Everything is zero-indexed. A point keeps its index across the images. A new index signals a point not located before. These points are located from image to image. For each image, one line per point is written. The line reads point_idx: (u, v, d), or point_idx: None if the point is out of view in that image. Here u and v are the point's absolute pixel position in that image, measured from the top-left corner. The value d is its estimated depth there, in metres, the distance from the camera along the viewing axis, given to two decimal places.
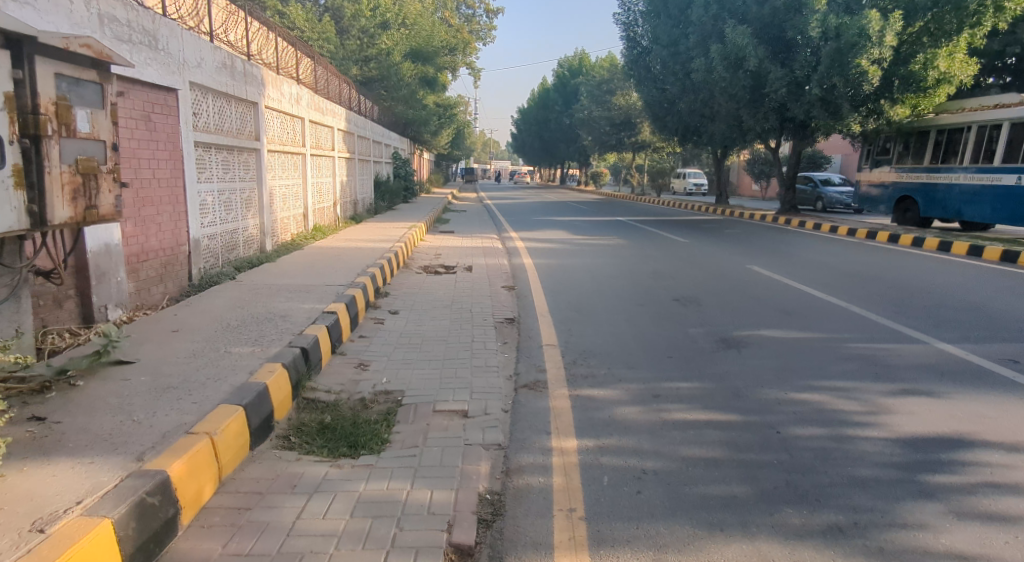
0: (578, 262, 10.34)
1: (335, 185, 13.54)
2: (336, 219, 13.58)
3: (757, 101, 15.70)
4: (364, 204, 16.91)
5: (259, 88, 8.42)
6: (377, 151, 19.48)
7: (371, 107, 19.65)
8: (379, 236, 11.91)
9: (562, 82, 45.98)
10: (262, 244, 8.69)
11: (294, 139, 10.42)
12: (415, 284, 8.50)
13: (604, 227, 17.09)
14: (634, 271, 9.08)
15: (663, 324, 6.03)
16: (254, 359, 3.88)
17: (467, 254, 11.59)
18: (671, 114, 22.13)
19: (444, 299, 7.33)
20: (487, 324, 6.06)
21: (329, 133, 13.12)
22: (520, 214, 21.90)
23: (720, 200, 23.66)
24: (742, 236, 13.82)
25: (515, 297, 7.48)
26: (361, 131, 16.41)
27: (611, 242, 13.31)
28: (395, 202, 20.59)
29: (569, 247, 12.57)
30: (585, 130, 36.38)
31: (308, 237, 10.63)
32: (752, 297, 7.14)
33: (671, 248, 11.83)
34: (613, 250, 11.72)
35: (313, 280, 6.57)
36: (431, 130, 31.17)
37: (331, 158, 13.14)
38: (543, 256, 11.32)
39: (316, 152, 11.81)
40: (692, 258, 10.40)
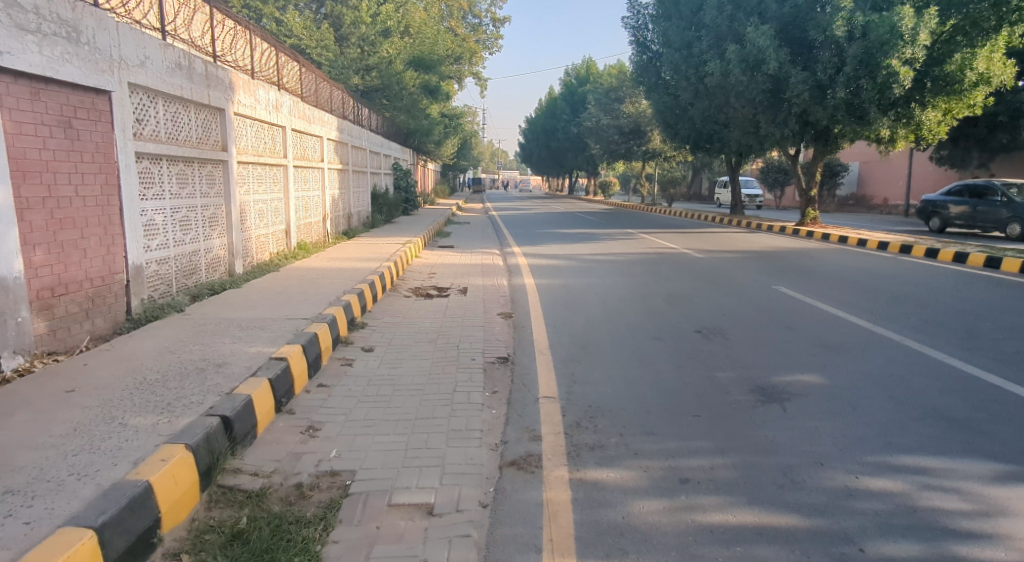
0: (585, 283, 9.39)
1: (324, 198, 12.64)
2: (325, 235, 12.66)
3: (776, 106, 14.73)
4: (358, 218, 16.02)
5: (227, 93, 7.55)
6: (375, 162, 18.62)
7: (369, 116, 18.82)
8: (369, 254, 10.99)
9: (570, 91, 45.10)
10: (230, 266, 7.79)
11: (274, 149, 9.56)
12: (400, 308, 7.58)
13: (612, 240, 16.14)
14: (647, 294, 8.12)
15: (684, 365, 5.08)
16: (151, 438, 2.93)
17: (464, 273, 10.65)
18: (684, 121, 21.17)
19: (429, 330, 6.39)
20: (474, 367, 5.11)
21: (318, 143, 12.23)
22: (525, 227, 20.95)
23: (735, 210, 22.60)
24: (762, 251, 12.84)
25: (510, 327, 6.55)
26: (355, 141, 15.55)
27: (620, 259, 12.33)
28: (394, 215, 19.69)
29: (575, 264, 11.62)
30: (593, 139, 35.42)
31: (288, 256, 9.73)
32: (786, 328, 6.16)
33: (686, 266, 10.86)
34: (623, 269, 10.75)
35: (274, 312, 5.67)
36: (434, 140, 30.34)
37: (319, 169, 12.24)
38: (546, 275, 10.36)
39: (300, 163, 10.93)
40: (710, 277, 9.42)
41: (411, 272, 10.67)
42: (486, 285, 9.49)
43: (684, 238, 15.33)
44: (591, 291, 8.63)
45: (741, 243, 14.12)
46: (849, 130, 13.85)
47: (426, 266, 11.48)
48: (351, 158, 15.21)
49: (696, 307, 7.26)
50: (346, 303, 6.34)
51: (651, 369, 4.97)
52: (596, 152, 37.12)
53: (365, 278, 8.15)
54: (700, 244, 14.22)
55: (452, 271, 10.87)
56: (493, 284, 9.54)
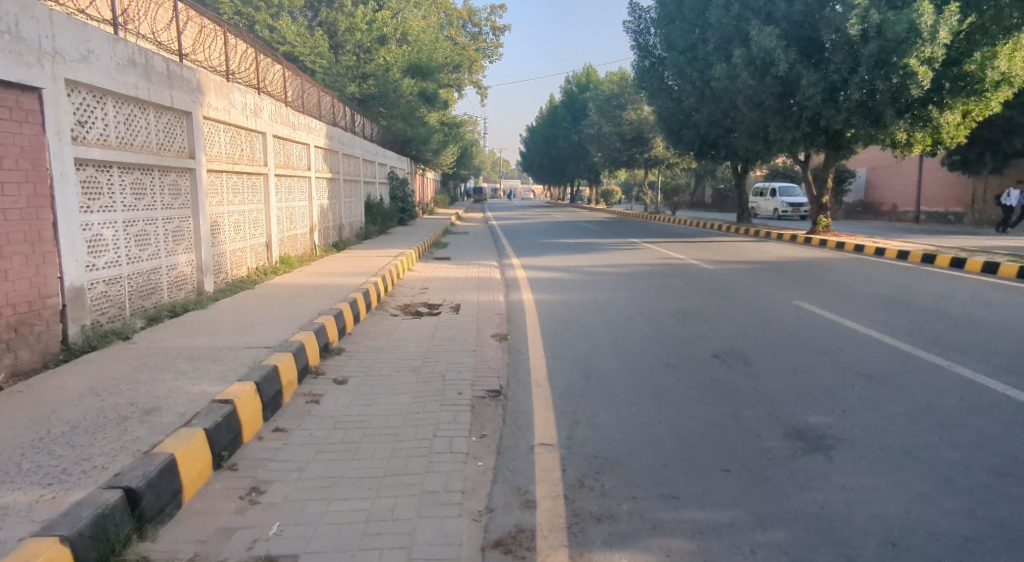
0: (587, 298, 8.70)
1: (311, 208, 11.95)
2: (311, 247, 11.96)
3: (787, 110, 14.05)
4: (350, 229, 15.38)
5: (195, 94, 6.88)
6: (368, 171, 17.96)
7: (363, 123, 18.18)
8: (357, 267, 10.31)
9: (571, 99, 44.54)
10: (199, 284, 7.12)
11: (253, 157, 8.92)
12: (385, 329, 6.91)
13: (616, 250, 15.45)
14: (656, 311, 7.43)
15: (704, 400, 4.39)
16: (21, 528, 2.24)
17: (458, 288, 9.96)
18: (689, 127, 20.49)
19: (413, 356, 5.71)
20: (461, 405, 4.42)
21: (303, 151, 11.55)
22: (525, 237, 20.31)
23: (742, 218, 21.89)
24: (774, 262, 12.16)
25: (504, 352, 5.86)
26: (347, 149, 14.93)
27: (625, 271, 11.63)
28: (389, 226, 19.04)
29: (576, 277, 10.92)
30: (595, 147, 34.80)
31: (268, 272, 9.05)
32: (815, 353, 5.48)
33: (697, 278, 10.17)
34: (630, 282, 10.07)
35: (234, 339, 4.99)
36: (432, 149, 29.74)
37: (305, 179, 11.56)
38: (546, 289, 9.68)
39: (284, 171, 10.30)
40: (723, 292, 8.74)
41: (402, 286, 9.99)
42: (480, 301, 8.81)
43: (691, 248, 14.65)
44: (595, 308, 7.95)
45: (752, 254, 13.43)
46: (864, 134, 13.17)
47: (419, 280, 10.79)
48: (341, 166, 14.54)
49: (712, 327, 6.57)
50: (320, 326, 5.66)
51: (666, 406, 4.29)
52: (597, 160, 36.48)
53: (349, 295, 7.47)
54: (708, 254, 13.54)
55: (446, 285, 10.18)
56: (488, 300, 8.85)
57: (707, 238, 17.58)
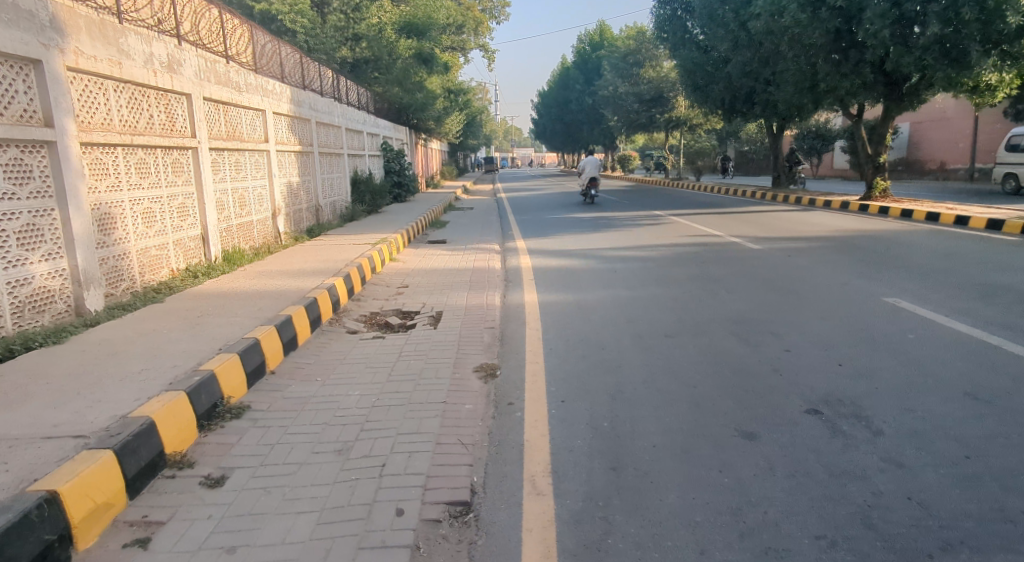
0: (607, 298, 6.69)
1: (272, 188, 10.02)
2: (274, 235, 10.07)
3: (840, 53, 11.76)
4: (330, 209, 13.44)
5: (46, 34, 5.08)
6: (353, 143, 15.88)
7: (346, 87, 16.09)
8: (320, 260, 8.29)
9: (583, 60, 41.77)
10: (78, 299, 5.28)
11: (173, 125, 7.09)
12: (328, 361, 4.95)
13: (638, 226, 13.36)
14: (702, 322, 5.40)
15: (831, 534, 2.42)
16: None
17: (444, 286, 7.89)
18: (718, 81, 18.14)
19: (349, 419, 3.72)
20: (395, 548, 2.47)
21: (256, 118, 9.58)
22: (535, 211, 18.21)
23: (778, 184, 19.54)
24: (833, 238, 10.02)
25: (489, 407, 3.86)
26: (322, 116, 12.92)
27: (651, 254, 9.56)
28: (382, 203, 17.06)
29: (593, 267, 8.87)
30: (610, 110, 32.30)
31: (200, 273, 7.21)
32: (975, 405, 3.44)
33: (743, 264, 8.10)
34: (658, 271, 8.05)
35: (37, 418, 3.07)
36: (434, 116, 27.44)
37: (260, 152, 9.62)
38: (554, 284, 7.68)
39: (228, 144, 8.45)
40: (785, 285, 6.67)
41: (374, 286, 7.96)
42: (469, 305, 6.79)
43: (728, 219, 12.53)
44: (619, 314, 5.93)
45: (802, 227, 11.26)
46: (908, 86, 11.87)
47: (401, 275, 8.75)
48: (315, 137, 12.49)
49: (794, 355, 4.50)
50: (206, 379, 3.67)
51: (767, 554, 2.33)
52: (613, 124, 34.00)
53: (285, 308, 5.45)
54: (749, 229, 11.40)
55: (430, 283, 8.12)
56: (480, 304, 6.81)
57: (741, 209, 15.41)
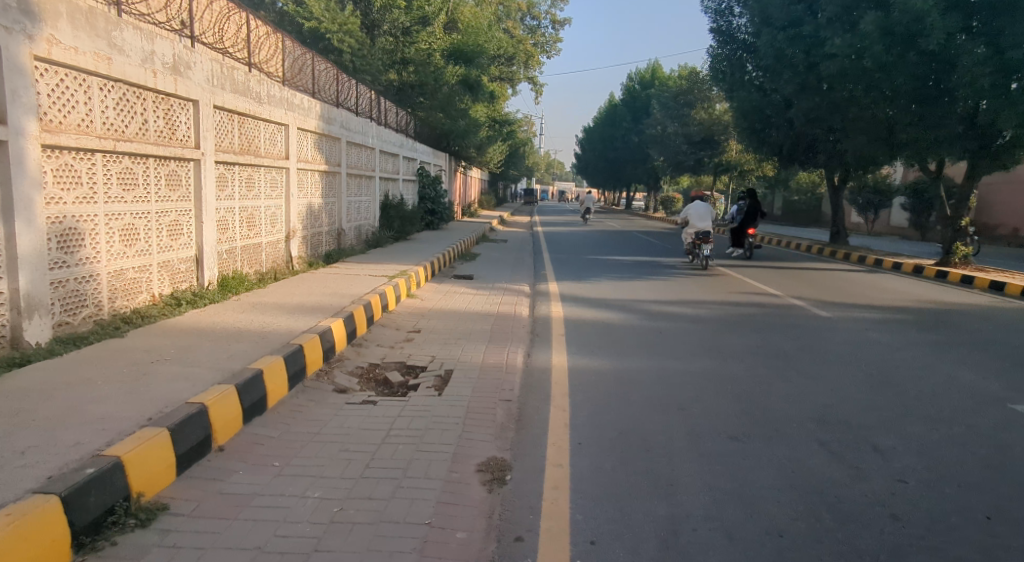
0: (651, 370, 5.60)
1: (289, 209, 9.18)
2: (285, 260, 9.22)
3: (926, 104, 10.56)
4: (354, 234, 12.64)
5: (12, 16, 4.30)
6: (387, 166, 15.16)
7: (384, 109, 15.44)
8: (324, 293, 7.36)
9: (632, 97, 40.95)
10: (16, 330, 4.40)
11: (173, 133, 6.26)
12: (298, 434, 3.96)
13: (684, 277, 12.22)
14: (773, 424, 4.26)
15: None
16: None
17: (460, 336, 6.88)
18: (779, 126, 16.98)
19: (294, 544, 2.69)
20: None
21: (278, 133, 8.75)
22: (572, 249, 17.21)
23: (835, 239, 18.17)
24: (911, 309, 8.75)
25: (488, 541, 2.78)
26: (354, 135, 12.19)
27: (700, 312, 8.41)
28: (412, 230, 16.28)
29: (634, 323, 7.78)
30: (657, 150, 31.30)
31: (187, 300, 6.34)
32: None
33: (809, 335, 6.94)
34: (708, 336, 6.94)
35: None
36: (476, 144, 26.79)
37: (278, 169, 8.80)
38: (588, 343, 6.62)
39: (241, 158, 7.60)
40: (868, 371, 5.50)
41: (382, 329, 6.98)
42: (486, 364, 5.76)
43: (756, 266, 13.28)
44: (665, 397, 4.83)
45: (872, 293, 10.00)
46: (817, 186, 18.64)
47: (417, 317, 7.76)
48: (344, 158, 11.73)
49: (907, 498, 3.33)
50: (103, 473, 2.69)
51: None
52: (659, 164, 32.98)
53: (255, 361, 4.46)
54: (811, 291, 10.18)
55: (446, 330, 7.11)
56: (499, 363, 5.77)
57: (797, 266, 14.15)
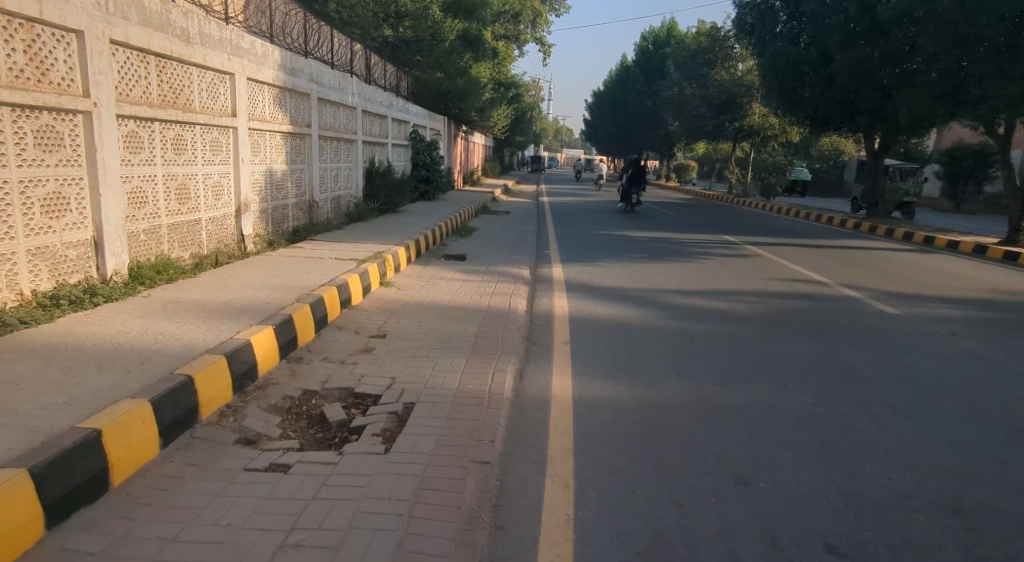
0: (688, 405, 4.09)
1: (238, 178, 7.57)
2: (234, 239, 7.64)
3: (1010, 51, 9.40)
4: (331, 205, 11.09)
5: None
6: (372, 129, 13.52)
7: (369, 63, 13.70)
8: (267, 286, 5.83)
9: (645, 57, 38.72)
10: None
11: (49, 72, 4.60)
12: (143, 545, 2.46)
13: (709, 258, 10.66)
14: (897, 532, 2.74)
15: None
16: None
17: (434, 344, 5.37)
18: (816, 85, 15.16)
19: None
20: None
21: (219, 83, 7.05)
22: (580, 223, 15.64)
23: (871, 213, 16.47)
24: (994, 304, 7.18)
25: None
26: (329, 91, 10.53)
27: (735, 309, 6.86)
28: (404, 201, 14.74)
29: (656, 323, 6.26)
30: (672, 114, 29.33)
31: (70, 300, 4.72)
32: None
33: (883, 346, 5.42)
34: (753, 347, 5.41)
35: None
36: (478, 106, 24.90)
37: (222, 128, 7.16)
38: (600, 356, 5.12)
39: (162, 111, 5.94)
40: (988, 413, 4.00)
41: (336, 333, 5.48)
42: (462, 392, 4.25)
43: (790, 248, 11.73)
44: (715, 464, 3.32)
45: (937, 282, 8.41)
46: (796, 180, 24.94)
47: (386, 314, 6.25)
48: (317, 118, 10.09)
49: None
50: None
51: None
52: (674, 128, 31.04)
53: (92, 417, 2.85)
54: (864, 280, 8.58)
55: (418, 336, 5.61)
56: (480, 392, 4.24)
57: (834, 245, 12.53)
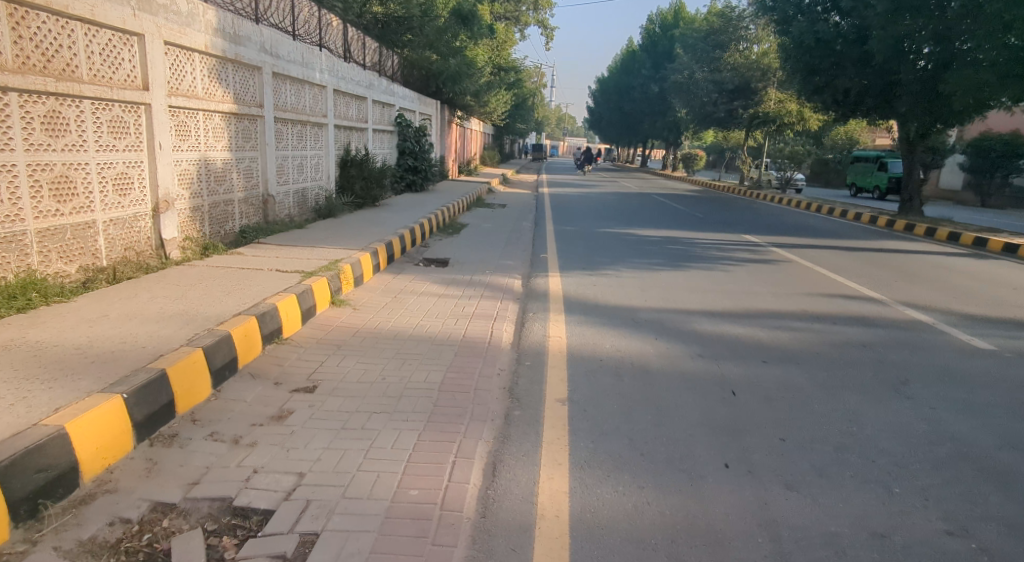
0: (752, 541, 2.59)
1: (155, 168, 6.04)
2: (152, 245, 6.13)
3: None
4: (294, 199, 9.60)
5: None
6: (348, 112, 11.99)
7: (345, 37, 12.15)
8: (158, 316, 4.35)
9: (653, 41, 36.99)
10: None
11: None
12: None
13: (732, 264, 9.16)
14: None
15: None
16: None
17: (376, 404, 3.86)
18: (849, 65, 13.65)
19: None
20: None
21: (122, 47, 5.54)
22: (583, 218, 14.13)
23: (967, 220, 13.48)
24: None
25: None
26: (289, 65, 9.01)
27: (781, 344, 5.34)
28: (385, 194, 13.26)
29: (680, 365, 4.77)
30: (681, 100, 27.69)
31: None
32: None
33: (997, 411, 3.93)
34: (820, 413, 3.89)
35: None
36: (474, 90, 23.29)
37: (129, 104, 5.65)
38: (609, 428, 3.62)
39: (16, 76, 4.47)
40: None
41: (243, 386, 3.98)
42: (398, 511, 2.72)
43: (825, 252, 10.22)
44: None
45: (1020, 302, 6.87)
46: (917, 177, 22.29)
47: (325, 351, 4.76)
48: (272, 97, 8.57)
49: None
50: None
51: None
52: (683, 116, 29.40)
53: None
54: (928, 298, 7.05)
55: (359, 388, 4.10)
56: (426, 511, 2.73)
57: (870, 248, 11.01)
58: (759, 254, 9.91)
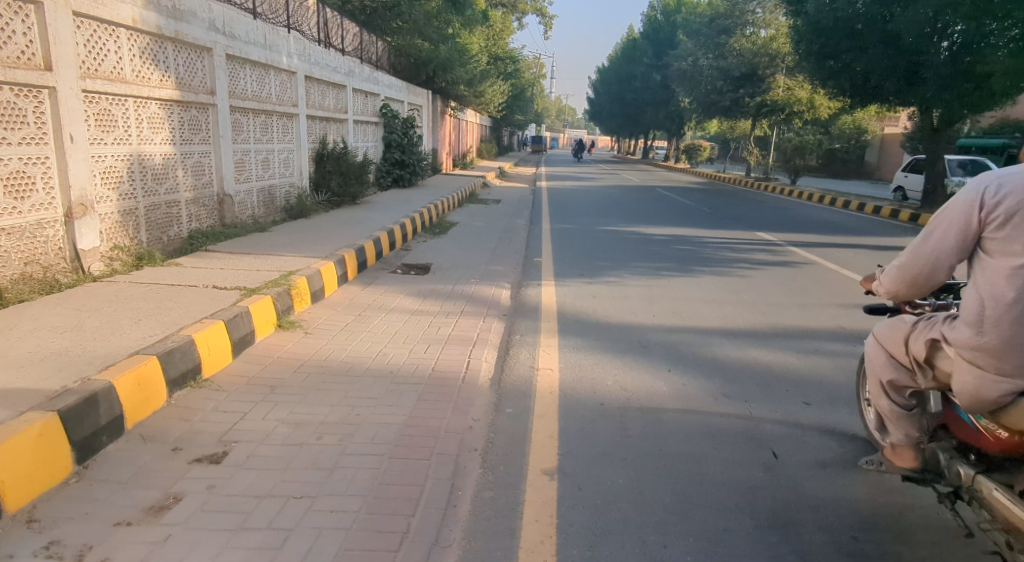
0: None
1: (66, 164, 5.04)
2: (64, 258, 5.12)
3: None
4: (257, 197, 8.57)
5: None
6: (324, 101, 10.97)
7: (321, 20, 11.11)
8: (28, 359, 3.36)
9: (654, 28, 35.88)
10: None
11: None
12: None
13: (750, 267, 8.14)
14: None
15: None
16: None
17: (299, 484, 2.85)
18: (869, 47, 12.63)
19: None
20: None
21: (15, 18, 4.55)
22: (582, 215, 13.12)
23: None
24: None
25: None
26: (249, 48, 8.00)
27: (825, 376, 4.33)
28: (367, 190, 12.24)
29: (704, 410, 3.76)
30: (684, 89, 26.61)
31: None
32: None
33: None
34: (897, 491, 2.90)
35: None
36: (468, 79, 22.21)
37: (25, 87, 4.65)
38: (614, 524, 2.62)
39: None
40: None
41: (122, 457, 2.97)
42: None
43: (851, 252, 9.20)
44: None
45: None
46: None
47: (253, 395, 3.76)
48: (227, 83, 7.55)
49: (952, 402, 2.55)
50: None
51: None
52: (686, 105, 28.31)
53: None
54: None
55: (282, 455, 3.10)
56: None
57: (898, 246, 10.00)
58: (778, 255, 8.89)
